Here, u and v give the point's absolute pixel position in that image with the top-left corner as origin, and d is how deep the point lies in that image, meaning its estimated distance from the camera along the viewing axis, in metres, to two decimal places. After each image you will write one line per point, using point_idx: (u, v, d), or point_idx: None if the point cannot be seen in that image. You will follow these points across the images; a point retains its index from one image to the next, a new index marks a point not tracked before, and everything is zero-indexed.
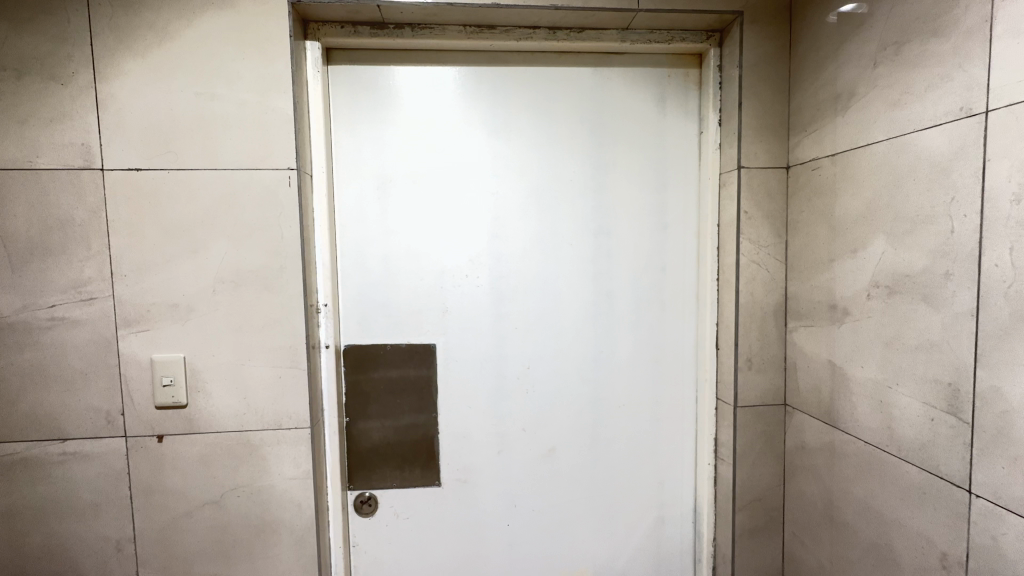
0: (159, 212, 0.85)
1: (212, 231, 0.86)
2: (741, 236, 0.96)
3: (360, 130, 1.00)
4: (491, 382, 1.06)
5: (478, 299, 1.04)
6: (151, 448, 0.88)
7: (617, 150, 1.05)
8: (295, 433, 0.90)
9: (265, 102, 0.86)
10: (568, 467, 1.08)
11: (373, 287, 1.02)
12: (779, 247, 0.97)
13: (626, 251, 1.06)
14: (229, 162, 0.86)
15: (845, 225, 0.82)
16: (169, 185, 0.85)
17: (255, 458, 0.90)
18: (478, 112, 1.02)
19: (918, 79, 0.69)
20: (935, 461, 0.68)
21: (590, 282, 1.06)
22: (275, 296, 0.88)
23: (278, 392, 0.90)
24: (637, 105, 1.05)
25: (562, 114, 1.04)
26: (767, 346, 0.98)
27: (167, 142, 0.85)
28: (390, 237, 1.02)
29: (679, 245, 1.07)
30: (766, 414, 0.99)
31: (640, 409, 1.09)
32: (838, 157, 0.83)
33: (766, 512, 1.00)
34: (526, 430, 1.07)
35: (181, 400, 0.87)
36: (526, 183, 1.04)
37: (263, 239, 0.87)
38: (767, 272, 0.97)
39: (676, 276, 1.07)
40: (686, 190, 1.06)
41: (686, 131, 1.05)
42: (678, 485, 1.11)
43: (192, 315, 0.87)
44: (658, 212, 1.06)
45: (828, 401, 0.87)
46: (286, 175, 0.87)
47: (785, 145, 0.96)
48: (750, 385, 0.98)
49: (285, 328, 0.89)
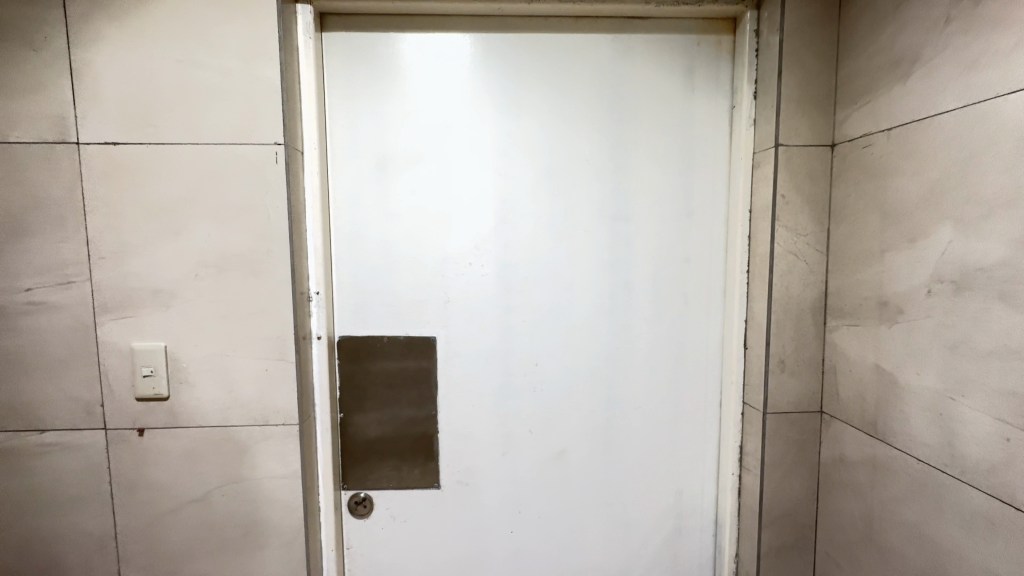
0: (138, 190, 0.79)
1: (194, 211, 0.80)
2: (776, 223, 0.85)
3: (357, 104, 0.92)
4: (495, 380, 0.98)
5: (484, 289, 0.96)
6: (132, 441, 0.83)
7: (639, 127, 0.95)
8: (282, 429, 0.84)
9: (251, 71, 0.79)
10: (577, 472, 1.00)
11: (371, 274, 0.95)
12: (821, 236, 0.86)
13: (646, 239, 0.97)
14: (213, 136, 0.79)
15: (901, 211, 0.71)
16: (149, 160, 0.79)
17: (241, 455, 0.84)
18: (487, 86, 0.93)
19: (1004, 35, 0.57)
20: (1009, 489, 0.58)
21: (606, 273, 0.97)
22: (262, 283, 0.82)
23: (265, 385, 0.83)
24: (662, 78, 0.94)
25: (577, 88, 0.94)
26: (803, 345, 0.87)
27: (147, 114, 0.78)
28: (389, 219, 0.94)
29: (705, 234, 0.97)
30: (799, 422, 0.89)
31: (658, 413, 1.00)
32: (895, 131, 0.72)
33: (797, 529, 0.91)
34: (533, 431, 0.99)
35: (162, 392, 0.82)
36: (536, 164, 0.95)
37: (250, 221, 0.81)
38: (805, 264, 0.86)
39: (701, 266, 0.97)
40: (714, 171, 0.96)
41: (717, 107, 0.95)
42: (698, 495, 1.02)
43: (175, 302, 0.81)
44: (682, 195, 0.96)
45: (874, 411, 0.77)
46: (273, 151, 0.80)
47: (831, 120, 0.85)
48: (782, 389, 0.88)
49: (273, 316, 0.82)
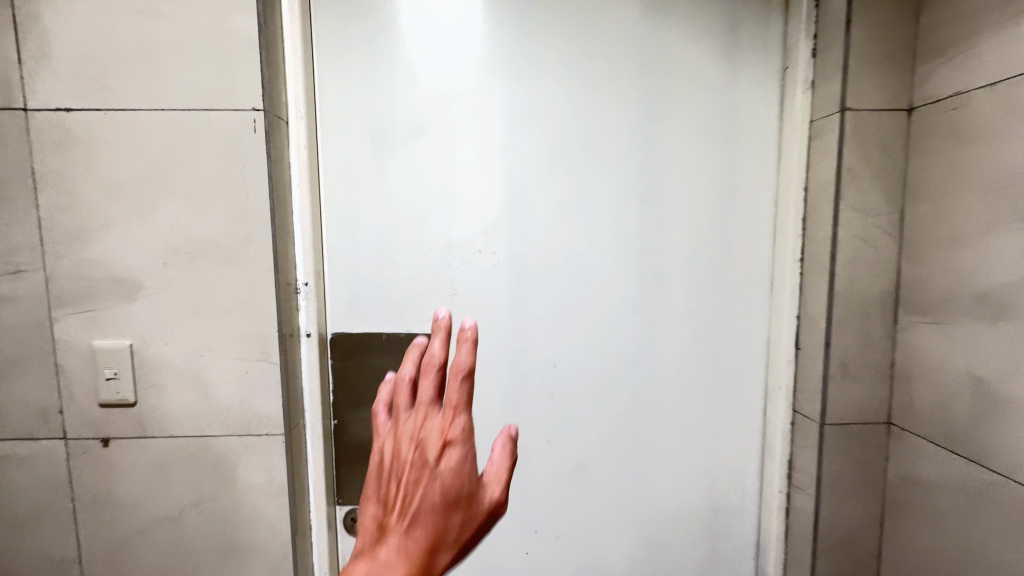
0: (96, 164, 0.68)
1: (161, 189, 0.69)
2: (841, 202, 0.72)
3: (349, 67, 0.79)
4: (506, 384, 0.86)
5: (494, 280, 0.84)
6: (95, 453, 0.73)
7: (674, 93, 0.82)
8: (265, 440, 0.73)
9: (224, 24, 0.67)
10: (600, 487, 0.89)
11: (366, 263, 0.83)
12: (893, 218, 0.73)
13: (680, 223, 0.84)
14: (181, 101, 0.68)
15: (1007, 184, 0.58)
16: (108, 130, 0.68)
17: (219, 468, 0.74)
18: (498, 46, 0.80)
19: None
20: None
21: (634, 262, 0.85)
22: (240, 273, 0.71)
23: (245, 390, 0.72)
24: (702, 34, 0.81)
25: (603, 49, 0.81)
26: (869, 346, 0.75)
27: (104, 75, 0.67)
28: (387, 201, 0.82)
29: (751, 217, 0.84)
30: (864, 436, 0.76)
31: (693, 421, 0.88)
32: (999, 86, 0.59)
33: (857, 558, 0.79)
34: (551, 442, 0.87)
35: (129, 397, 0.71)
36: (554, 137, 0.82)
37: (225, 200, 0.69)
38: (873, 251, 0.73)
39: (745, 254, 0.84)
40: (763, 143, 0.82)
41: (767, 68, 0.81)
42: (737, 514, 0.90)
43: (140, 294, 0.71)
44: (725, 172, 0.83)
45: (964, 427, 0.64)
46: (251, 119, 0.69)
47: (909, 79, 0.71)
48: (843, 397, 0.76)
49: (253, 311, 0.71)
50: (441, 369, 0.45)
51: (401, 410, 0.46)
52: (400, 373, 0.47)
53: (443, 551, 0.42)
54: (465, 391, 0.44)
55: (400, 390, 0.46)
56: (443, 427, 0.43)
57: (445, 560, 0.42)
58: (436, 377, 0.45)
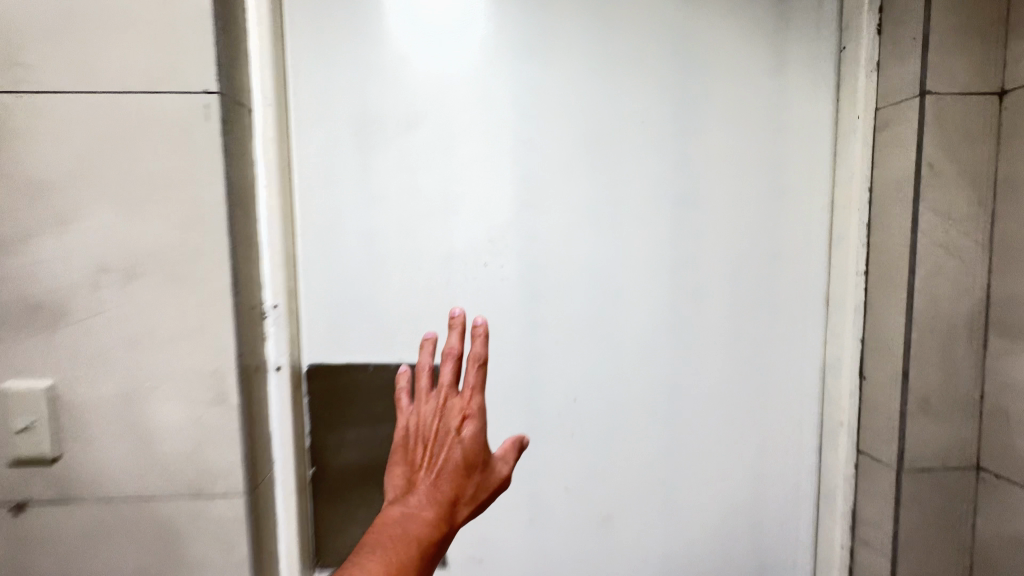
0: (4, 160, 0.54)
1: (88, 192, 0.55)
2: (921, 204, 0.61)
3: (329, 47, 0.66)
4: (518, 421, 0.73)
5: (503, 298, 0.71)
6: (4, 523, 0.58)
7: (712, 78, 0.70)
8: (222, 502, 0.59)
9: None
10: (628, 542, 0.75)
11: (349, 280, 0.69)
12: (981, 223, 0.61)
13: (721, 230, 0.71)
14: (114, 82, 0.54)
15: None
16: (19, 117, 0.54)
17: (163, 538, 0.59)
18: (506, 22, 0.68)
19: None
20: None
21: (667, 276, 0.72)
22: (189, 295, 0.57)
23: (196, 440, 0.58)
24: (745, 9, 0.69)
25: (629, 26, 0.69)
26: (954, 376, 0.63)
27: (15, 48, 0.53)
28: (374, 205, 0.69)
29: (803, 222, 0.71)
30: (947, 482, 0.64)
31: (736, 463, 0.75)
32: None
33: None
34: (570, 489, 0.74)
35: (47, 454, 0.56)
36: (573, 130, 0.69)
37: (171, 204, 0.56)
38: (958, 263, 0.61)
39: (796, 266, 0.72)
40: (816, 137, 0.70)
41: (820, 49, 0.69)
42: (787, 570, 0.77)
43: (61, 323, 0.56)
44: (772, 170, 0.71)
45: None
46: (203, 103, 0.55)
47: (998, 59, 0.60)
48: (924, 437, 0.63)
49: (205, 342, 0.57)
50: (459, 355, 0.51)
51: (422, 392, 0.51)
52: (419, 360, 0.52)
53: (461, 504, 0.48)
54: (482, 374, 0.50)
55: (422, 376, 0.52)
56: (463, 406, 0.49)
57: (464, 513, 0.48)
58: (455, 364, 0.51)
